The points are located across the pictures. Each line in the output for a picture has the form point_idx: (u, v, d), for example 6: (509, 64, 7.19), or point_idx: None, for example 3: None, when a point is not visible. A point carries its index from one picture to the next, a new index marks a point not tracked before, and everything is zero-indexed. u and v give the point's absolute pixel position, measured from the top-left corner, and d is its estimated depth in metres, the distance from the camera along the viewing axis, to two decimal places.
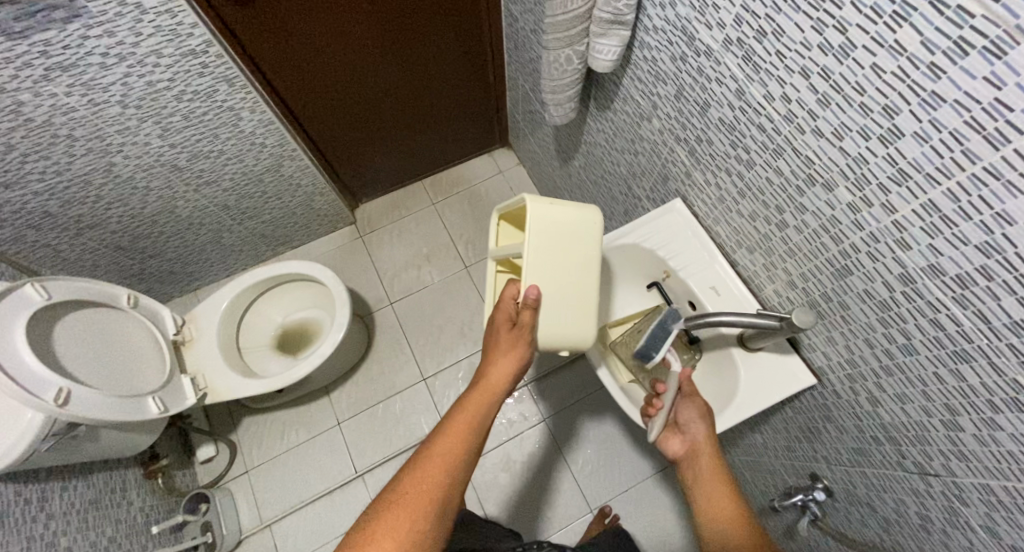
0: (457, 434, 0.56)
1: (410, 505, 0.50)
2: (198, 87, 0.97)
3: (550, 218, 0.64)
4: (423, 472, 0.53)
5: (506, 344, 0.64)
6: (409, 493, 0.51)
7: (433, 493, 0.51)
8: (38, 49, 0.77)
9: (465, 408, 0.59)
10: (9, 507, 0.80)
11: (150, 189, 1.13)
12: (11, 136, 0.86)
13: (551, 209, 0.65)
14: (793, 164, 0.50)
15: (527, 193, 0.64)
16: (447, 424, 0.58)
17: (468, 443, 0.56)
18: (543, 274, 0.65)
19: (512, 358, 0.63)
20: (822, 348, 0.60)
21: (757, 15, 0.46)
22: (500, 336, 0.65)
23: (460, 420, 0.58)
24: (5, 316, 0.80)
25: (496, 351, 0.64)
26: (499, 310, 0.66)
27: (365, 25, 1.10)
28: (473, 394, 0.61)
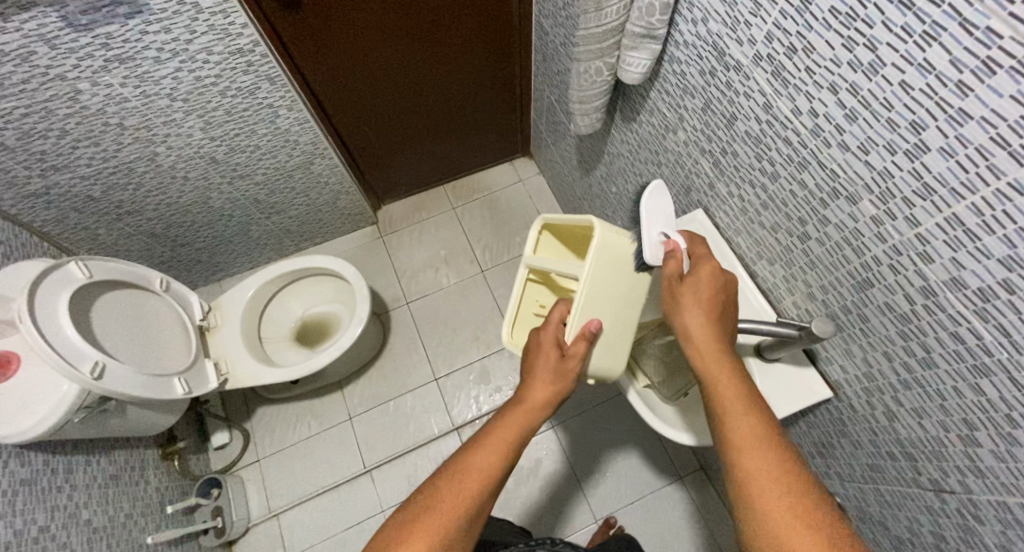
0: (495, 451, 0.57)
1: (446, 512, 0.52)
2: (242, 84, 1.01)
3: (613, 249, 0.65)
4: (459, 481, 0.54)
5: (553, 370, 0.64)
6: (446, 500, 0.53)
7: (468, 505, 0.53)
8: (100, 41, 0.82)
9: (507, 423, 0.60)
10: (37, 476, 0.84)
11: (187, 180, 1.17)
12: (66, 122, 0.91)
13: (613, 238, 0.65)
14: (818, 177, 0.51)
15: (595, 219, 0.65)
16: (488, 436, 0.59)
17: (503, 464, 0.57)
18: (598, 304, 0.66)
19: (557, 386, 0.63)
20: (839, 361, 0.61)
21: (788, 32, 0.48)
22: (545, 359, 0.65)
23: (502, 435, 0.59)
24: (51, 290, 0.84)
25: (539, 372, 0.64)
26: (545, 332, 0.67)
27: (402, 33, 1.14)
28: (511, 414, 0.61)
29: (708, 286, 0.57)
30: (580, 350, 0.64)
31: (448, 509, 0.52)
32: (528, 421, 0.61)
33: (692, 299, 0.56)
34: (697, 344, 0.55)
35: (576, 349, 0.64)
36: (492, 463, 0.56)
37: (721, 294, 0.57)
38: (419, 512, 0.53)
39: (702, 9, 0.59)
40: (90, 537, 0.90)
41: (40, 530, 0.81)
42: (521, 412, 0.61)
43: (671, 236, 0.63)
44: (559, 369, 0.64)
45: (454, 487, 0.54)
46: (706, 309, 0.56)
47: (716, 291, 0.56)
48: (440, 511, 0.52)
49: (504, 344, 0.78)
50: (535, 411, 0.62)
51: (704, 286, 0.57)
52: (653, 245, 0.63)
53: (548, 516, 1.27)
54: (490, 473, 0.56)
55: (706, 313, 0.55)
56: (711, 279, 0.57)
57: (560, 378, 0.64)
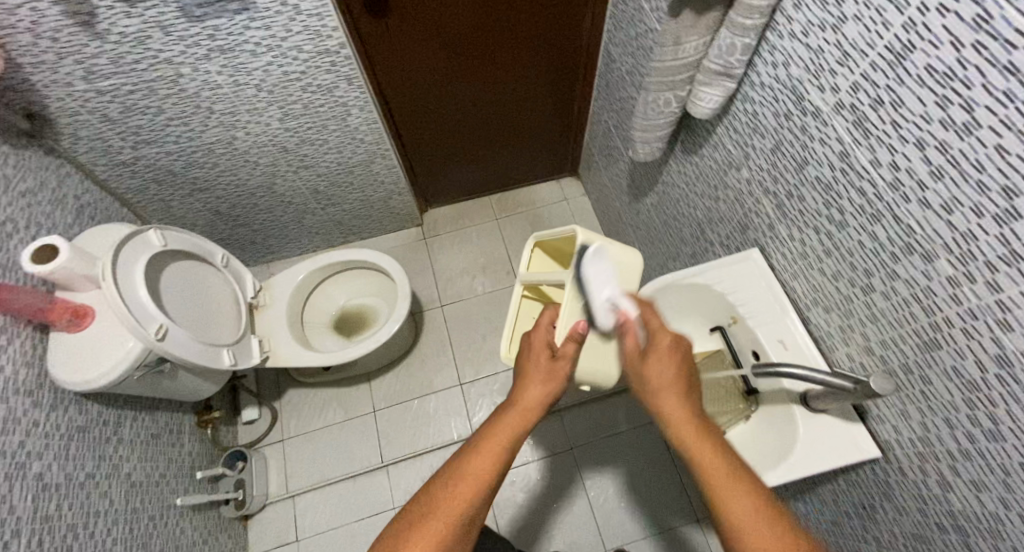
0: (491, 452, 0.56)
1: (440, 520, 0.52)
2: (323, 82, 1.08)
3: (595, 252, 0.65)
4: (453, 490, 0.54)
5: (544, 372, 0.63)
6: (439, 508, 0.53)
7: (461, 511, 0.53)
8: (207, 32, 0.89)
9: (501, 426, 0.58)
10: (90, 425, 0.89)
11: (256, 165, 1.24)
12: (164, 101, 0.99)
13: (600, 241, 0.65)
14: (891, 231, 0.51)
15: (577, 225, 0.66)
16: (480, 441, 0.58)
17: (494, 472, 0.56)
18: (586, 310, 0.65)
19: (548, 386, 0.62)
20: (892, 422, 0.59)
21: (876, 85, 0.48)
22: (538, 361, 0.64)
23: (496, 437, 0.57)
24: (131, 253, 0.91)
25: (529, 378, 0.62)
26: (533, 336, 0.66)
27: (474, 48, 1.19)
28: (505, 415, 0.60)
29: (667, 360, 0.58)
30: (570, 350, 0.62)
31: (439, 520, 0.52)
32: (519, 426, 0.59)
33: (655, 377, 0.58)
34: (674, 414, 0.56)
35: (565, 350, 0.62)
36: (485, 470, 0.55)
37: (681, 363, 0.58)
38: (413, 524, 0.52)
39: (785, 54, 0.60)
40: (128, 490, 0.95)
41: (86, 476, 0.85)
42: (511, 417, 0.59)
43: (619, 302, 0.62)
44: (553, 372, 0.63)
45: (445, 494, 0.54)
46: (672, 386, 0.57)
47: (676, 363, 0.58)
48: (434, 521, 0.52)
49: (502, 359, 0.80)
50: (525, 415, 0.60)
51: (666, 359, 0.58)
52: (601, 312, 0.62)
53: (558, 538, 1.24)
54: (485, 477, 0.55)
55: (670, 385, 0.57)
56: (670, 352, 0.59)
57: (552, 380, 0.62)
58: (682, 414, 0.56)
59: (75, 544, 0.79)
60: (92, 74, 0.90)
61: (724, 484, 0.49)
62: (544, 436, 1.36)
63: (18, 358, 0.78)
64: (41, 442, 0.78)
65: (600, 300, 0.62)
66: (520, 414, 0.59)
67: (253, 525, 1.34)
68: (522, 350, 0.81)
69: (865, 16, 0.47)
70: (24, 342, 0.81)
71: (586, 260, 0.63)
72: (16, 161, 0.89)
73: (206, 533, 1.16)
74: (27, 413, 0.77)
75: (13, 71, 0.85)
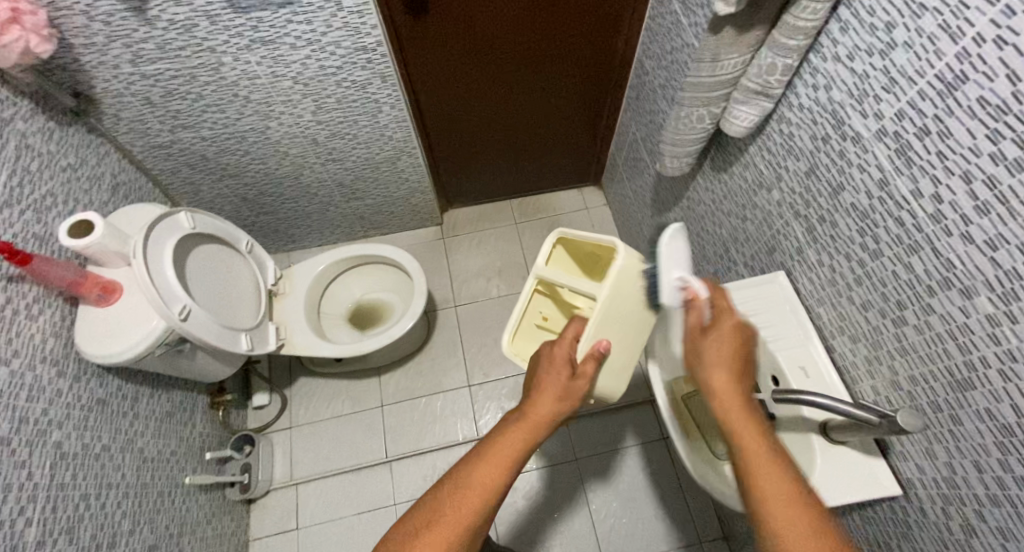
0: (497, 466, 0.56)
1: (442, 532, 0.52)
2: (357, 78, 1.09)
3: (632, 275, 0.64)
4: (457, 501, 0.54)
5: (559, 387, 0.61)
6: (441, 520, 0.53)
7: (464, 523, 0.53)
8: (250, 23, 0.91)
9: (509, 440, 0.58)
10: (110, 398, 0.91)
11: (286, 155, 1.26)
12: (203, 88, 1.02)
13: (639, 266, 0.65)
14: (929, 264, 0.50)
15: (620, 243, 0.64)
16: (487, 452, 0.57)
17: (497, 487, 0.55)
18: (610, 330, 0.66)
19: (562, 405, 0.60)
20: (916, 460, 0.57)
21: (923, 114, 0.47)
22: (552, 376, 0.62)
23: (502, 451, 0.57)
24: (161, 233, 0.93)
25: (542, 390, 0.61)
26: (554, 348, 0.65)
27: (506, 53, 1.19)
28: (515, 427, 0.58)
29: (728, 341, 0.55)
30: (589, 370, 0.62)
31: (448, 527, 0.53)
32: (528, 436, 0.58)
33: (714, 354, 0.54)
34: (724, 396, 0.53)
35: (586, 371, 0.62)
36: (494, 478, 0.55)
37: (742, 344, 0.55)
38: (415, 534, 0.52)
39: (827, 76, 0.59)
40: (140, 465, 0.97)
41: (102, 448, 0.87)
42: (522, 426, 0.58)
43: (690, 281, 0.60)
44: (570, 389, 0.61)
45: (449, 506, 0.54)
46: (731, 363, 0.54)
47: (736, 344, 0.55)
48: (435, 531, 0.52)
49: (504, 352, 0.78)
50: (536, 425, 0.59)
51: (728, 339, 0.55)
52: (670, 288, 0.60)
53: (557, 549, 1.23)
54: (494, 485, 0.55)
55: (728, 363, 0.54)
56: (732, 332, 0.55)
57: (568, 396, 0.61)
58: (738, 401, 0.52)
59: (87, 514, 0.81)
60: (138, 58, 0.93)
61: (769, 478, 0.47)
62: (550, 444, 1.35)
63: (48, 328, 0.81)
64: (62, 411, 0.80)
65: (671, 278, 0.61)
66: (531, 426, 0.59)
67: (255, 510, 1.36)
68: (523, 344, 0.81)
69: (916, 43, 0.46)
70: (55, 313, 0.83)
71: (663, 241, 0.62)
72: (59, 137, 0.92)
73: (210, 514, 1.18)
74: (52, 382, 0.79)
75: (64, 51, 0.88)
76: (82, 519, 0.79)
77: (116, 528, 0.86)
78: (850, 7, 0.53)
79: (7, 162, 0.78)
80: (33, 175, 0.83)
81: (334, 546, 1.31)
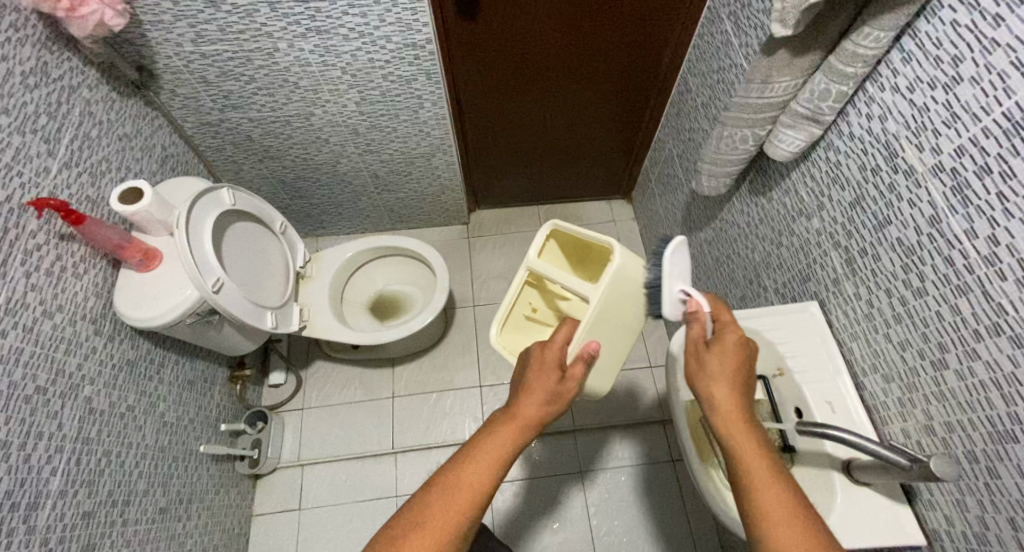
0: (489, 461, 0.55)
1: (436, 531, 0.51)
2: (403, 73, 1.12)
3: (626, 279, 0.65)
4: (451, 498, 0.53)
5: (546, 388, 0.60)
6: (437, 518, 0.52)
7: (459, 519, 0.52)
8: (308, 13, 0.94)
9: (498, 437, 0.57)
10: (139, 360, 0.94)
11: (327, 142, 1.29)
12: (255, 71, 1.05)
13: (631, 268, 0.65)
14: (979, 307, 0.48)
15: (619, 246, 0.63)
16: (475, 451, 0.56)
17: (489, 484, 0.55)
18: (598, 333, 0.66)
19: (551, 404, 0.60)
20: (944, 511, 0.56)
21: (985, 152, 0.46)
22: (534, 376, 0.61)
23: (492, 450, 0.56)
24: (203, 207, 0.96)
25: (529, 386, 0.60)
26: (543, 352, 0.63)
27: (551, 60, 1.20)
28: (501, 429, 0.57)
29: (731, 355, 0.54)
30: (577, 372, 0.61)
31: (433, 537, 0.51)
32: (517, 436, 0.57)
33: (718, 372, 0.53)
34: (729, 416, 0.52)
35: (576, 373, 0.61)
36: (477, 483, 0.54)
37: (745, 359, 0.54)
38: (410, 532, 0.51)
39: (883, 107, 0.58)
40: (160, 429, 1.00)
41: (127, 408, 0.90)
42: (510, 427, 0.57)
43: (692, 294, 0.60)
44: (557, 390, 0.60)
45: (443, 504, 0.53)
46: (733, 377, 0.53)
47: (739, 360, 0.54)
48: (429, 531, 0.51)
49: (492, 342, 0.77)
50: (524, 424, 0.58)
51: (731, 353, 0.54)
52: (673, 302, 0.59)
53: None
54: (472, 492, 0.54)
55: (728, 378, 0.53)
56: (736, 348, 0.54)
57: (556, 398, 0.60)
58: (742, 421, 0.51)
59: (107, 470, 0.83)
60: (200, 38, 0.97)
61: (765, 489, 0.47)
62: (556, 453, 1.33)
63: (91, 287, 0.84)
64: (95, 368, 0.83)
65: (673, 292, 0.59)
66: (518, 427, 0.57)
67: (261, 486, 1.38)
68: (512, 334, 0.79)
69: (984, 79, 0.45)
70: (98, 274, 0.86)
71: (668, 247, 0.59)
72: (119, 107, 0.97)
73: (219, 485, 1.20)
74: (89, 339, 0.82)
75: (134, 26, 0.93)
76: (102, 474, 0.82)
77: (131, 487, 0.89)
78: (915, 37, 0.52)
79: (70, 127, 0.83)
80: (92, 140, 0.88)
81: (333, 531, 1.32)
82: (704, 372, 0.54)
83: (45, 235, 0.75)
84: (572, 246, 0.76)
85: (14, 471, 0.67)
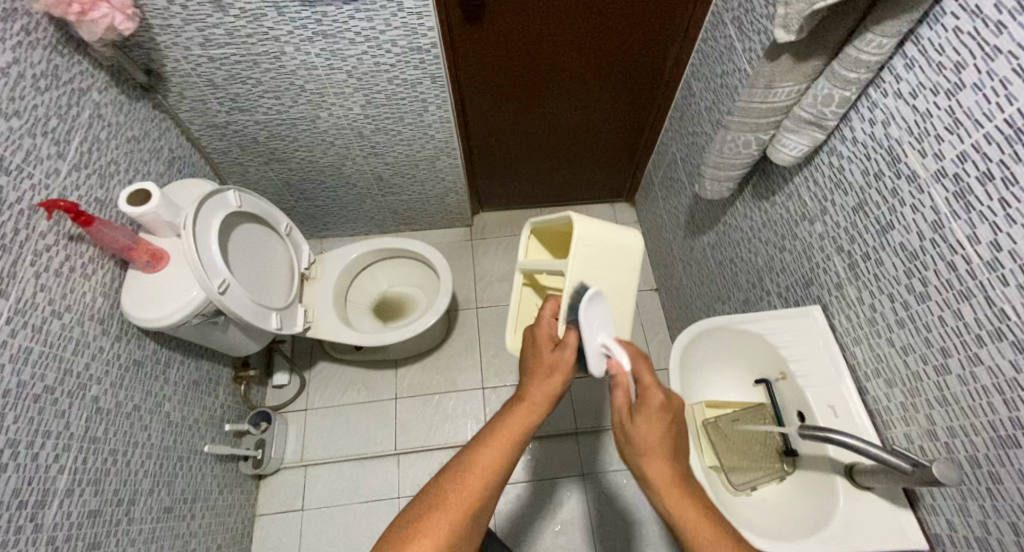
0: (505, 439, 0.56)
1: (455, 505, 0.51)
2: (409, 77, 1.12)
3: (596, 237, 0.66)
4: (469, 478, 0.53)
5: (550, 363, 0.60)
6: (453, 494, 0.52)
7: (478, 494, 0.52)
8: (315, 17, 0.95)
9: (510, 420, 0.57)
10: (146, 359, 0.95)
11: (332, 145, 1.30)
12: (262, 75, 1.06)
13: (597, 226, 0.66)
14: (981, 312, 0.49)
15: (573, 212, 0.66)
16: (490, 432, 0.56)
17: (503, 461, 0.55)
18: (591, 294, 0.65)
19: (556, 378, 0.60)
20: (946, 516, 0.56)
21: (987, 158, 0.46)
22: (539, 358, 0.62)
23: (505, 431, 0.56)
24: (209, 209, 0.97)
25: (534, 370, 0.61)
26: (539, 328, 0.64)
27: (556, 63, 1.20)
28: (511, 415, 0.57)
29: (657, 424, 0.54)
30: (571, 339, 0.59)
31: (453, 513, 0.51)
32: (531, 416, 0.57)
33: (644, 440, 0.54)
34: (660, 481, 0.52)
35: (569, 340, 0.59)
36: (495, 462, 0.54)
37: (670, 426, 0.54)
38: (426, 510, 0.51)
39: (885, 112, 0.58)
40: (165, 428, 1.00)
41: (133, 408, 0.91)
42: (523, 407, 0.58)
43: (612, 349, 0.58)
44: (555, 361, 0.60)
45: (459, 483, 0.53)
46: (662, 447, 0.54)
47: (664, 425, 0.54)
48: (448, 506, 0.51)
49: (507, 348, 0.79)
50: (536, 403, 0.58)
51: (656, 422, 0.54)
52: (596, 358, 0.58)
53: None
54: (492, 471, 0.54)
55: (658, 449, 0.54)
56: (661, 413, 0.54)
57: (561, 374, 0.60)
58: (673, 486, 0.52)
59: (113, 469, 0.84)
60: (208, 42, 0.98)
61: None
62: (558, 456, 1.34)
63: (99, 288, 0.85)
64: (103, 368, 0.84)
65: (593, 346, 0.58)
66: (529, 407, 0.58)
67: (264, 486, 1.39)
68: None
69: (987, 85, 0.45)
70: (106, 274, 0.87)
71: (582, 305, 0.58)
72: (127, 109, 0.98)
73: (222, 485, 1.21)
74: (96, 339, 0.83)
75: (143, 30, 0.94)
76: (108, 473, 0.83)
77: (137, 486, 0.90)
78: (918, 44, 0.52)
79: (79, 130, 0.84)
80: (101, 142, 0.89)
81: (336, 532, 1.33)
82: (636, 446, 0.54)
83: (55, 236, 0.76)
84: (557, 238, 0.79)
85: (22, 469, 0.67)
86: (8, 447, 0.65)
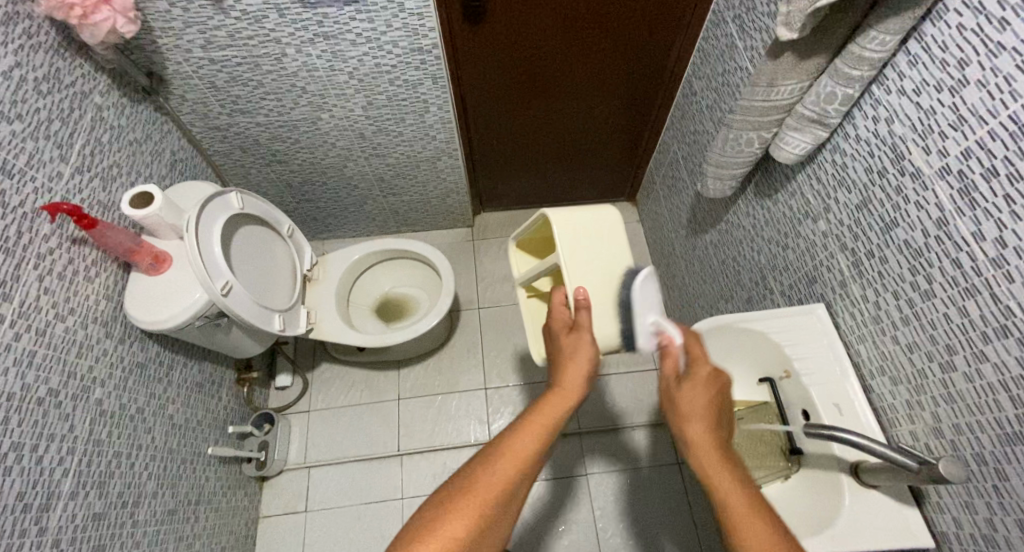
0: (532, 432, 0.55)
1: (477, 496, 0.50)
2: (410, 77, 1.12)
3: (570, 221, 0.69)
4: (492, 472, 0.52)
5: (573, 347, 0.62)
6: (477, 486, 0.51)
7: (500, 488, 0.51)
8: (316, 19, 0.95)
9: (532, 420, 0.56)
10: (149, 362, 0.95)
11: (334, 146, 1.30)
12: (264, 77, 1.07)
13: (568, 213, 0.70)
14: (987, 309, 0.48)
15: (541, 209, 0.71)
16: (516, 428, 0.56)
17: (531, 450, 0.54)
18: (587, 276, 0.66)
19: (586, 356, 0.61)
20: (953, 513, 0.56)
21: (992, 154, 0.46)
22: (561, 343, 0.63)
23: (530, 425, 0.55)
24: (212, 211, 0.97)
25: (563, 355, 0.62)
26: (554, 319, 0.66)
27: (557, 63, 1.20)
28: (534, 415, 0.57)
29: (701, 389, 0.57)
30: (586, 319, 0.62)
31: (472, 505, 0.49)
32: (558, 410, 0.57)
33: (687, 404, 0.57)
34: (698, 445, 0.55)
35: (582, 319, 0.62)
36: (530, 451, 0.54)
37: (716, 395, 0.57)
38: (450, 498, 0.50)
39: (889, 109, 0.58)
40: (169, 430, 1.00)
41: (137, 410, 0.91)
42: (555, 398, 0.58)
43: (663, 326, 0.64)
44: (574, 344, 0.62)
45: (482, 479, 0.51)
46: (707, 413, 0.56)
47: (711, 393, 0.57)
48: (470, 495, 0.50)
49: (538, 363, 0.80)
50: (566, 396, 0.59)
51: (702, 385, 0.58)
52: (643, 333, 0.64)
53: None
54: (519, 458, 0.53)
55: (702, 414, 0.56)
56: (707, 380, 0.58)
57: (586, 356, 0.61)
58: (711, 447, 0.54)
59: (117, 472, 0.84)
60: (209, 44, 0.98)
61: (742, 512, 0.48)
62: (561, 455, 1.34)
63: (102, 291, 0.85)
64: (106, 371, 0.84)
65: (644, 322, 0.64)
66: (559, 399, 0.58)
67: (268, 488, 1.39)
68: None
69: (991, 82, 0.45)
70: (109, 277, 0.88)
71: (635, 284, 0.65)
72: (129, 112, 0.98)
73: (226, 487, 1.21)
74: (100, 342, 0.83)
75: (144, 33, 0.94)
76: (112, 475, 0.83)
77: (141, 489, 0.90)
78: (921, 40, 0.52)
79: (82, 133, 0.84)
80: (103, 145, 0.89)
81: (340, 533, 1.33)
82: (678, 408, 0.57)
83: (58, 239, 0.77)
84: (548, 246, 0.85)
85: (27, 472, 0.67)
86: (12, 450, 0.65)
